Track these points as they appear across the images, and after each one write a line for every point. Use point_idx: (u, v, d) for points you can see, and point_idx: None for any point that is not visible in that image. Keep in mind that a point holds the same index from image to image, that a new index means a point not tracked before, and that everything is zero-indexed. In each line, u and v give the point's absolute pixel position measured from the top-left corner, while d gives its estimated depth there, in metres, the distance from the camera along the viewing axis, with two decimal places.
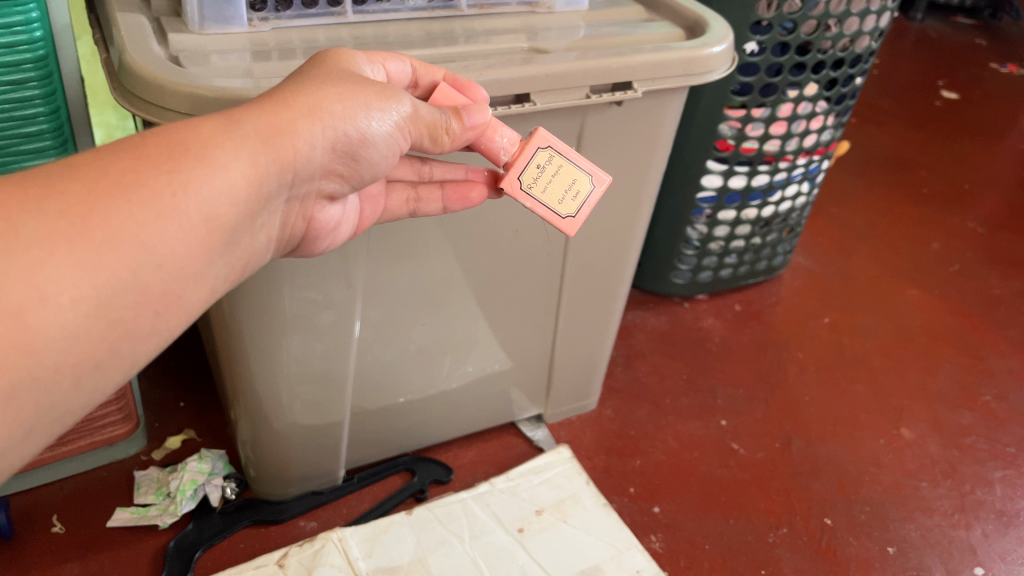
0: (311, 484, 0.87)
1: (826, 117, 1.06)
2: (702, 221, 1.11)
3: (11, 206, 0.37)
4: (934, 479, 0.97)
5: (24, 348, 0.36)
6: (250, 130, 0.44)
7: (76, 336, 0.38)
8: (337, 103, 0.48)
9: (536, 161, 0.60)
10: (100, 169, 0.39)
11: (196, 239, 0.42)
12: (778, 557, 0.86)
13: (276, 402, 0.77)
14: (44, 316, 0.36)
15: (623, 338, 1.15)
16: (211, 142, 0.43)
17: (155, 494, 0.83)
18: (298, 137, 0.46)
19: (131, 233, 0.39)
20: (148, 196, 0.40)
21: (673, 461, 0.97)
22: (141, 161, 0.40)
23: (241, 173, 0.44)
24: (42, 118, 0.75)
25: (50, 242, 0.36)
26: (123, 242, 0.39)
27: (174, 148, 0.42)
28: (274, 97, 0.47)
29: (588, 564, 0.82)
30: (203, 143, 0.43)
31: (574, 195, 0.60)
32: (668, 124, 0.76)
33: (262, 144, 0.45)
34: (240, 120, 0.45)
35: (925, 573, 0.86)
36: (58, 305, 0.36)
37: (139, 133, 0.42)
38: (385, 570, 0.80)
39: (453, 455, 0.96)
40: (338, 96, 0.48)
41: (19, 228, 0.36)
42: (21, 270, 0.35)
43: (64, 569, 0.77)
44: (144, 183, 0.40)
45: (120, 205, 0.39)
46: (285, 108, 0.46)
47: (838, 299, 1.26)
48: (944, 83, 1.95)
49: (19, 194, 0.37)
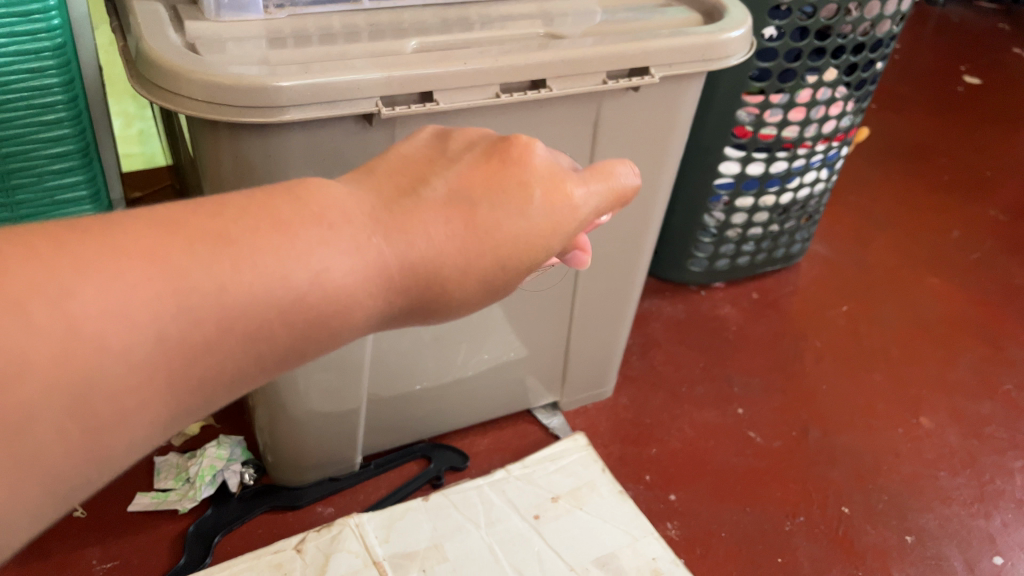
0: (328, 470, 0.88)
1: (845, 103, 1.05)
2: (719, 208, 1.11)
3: (123, 263, 0.31)
4: (953, 469, 0.96)
5: (78, 426, 0.31)
6: (418, 279, 0.40)
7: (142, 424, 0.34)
8: (526, 264, 0.43)
9: None
10: (230, 240, 0.34)
11: (289, 342, 0.36)
12: (794, 546, 0.86)
13: (293, 388, 0.78)
14: (105, 400, 0.32)
15: (639, 326, 1.15)
16: (359, 257, 0.38)
17: (175, 479, 0.84)
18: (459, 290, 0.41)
19: (229, 328, 0.34)
20: (265, 294, 0.34)
21: (689, 450, 0.96)
22: (275, 243, 0.35)
23: (362, 305, 0.38)
24: (61, 106, 0.78)
25: (144, 323, 0.31)
26: (217, 336, 0.33)
27: (314, 237, 0.36)
28: (467, 239, 0.40)
29: (605, 552, 0.82)
30: (354, 258, 0.37)
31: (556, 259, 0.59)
32: (685, 109, 0.75)
33: (418, 293, 0.40)
34: (413, 267, 0.39)
35: (944, 562, 0.85)
36: (123, 392, 0.32)
37: (294, 203, 0.36)
38: (401, 556, 0.80)
39: (469, 442, 0.97)
40: (531, 255, 0.42)
41: (121, 296, 0.31)
42: (102, 344, 0.31)
43: (86, 553, 0.78)
44: (271, 280, 0.35)
45: (229, 298, 0.33)
46: (471, 263, 0.41)
47: (856, 288, 1.25)
48: (966, 69, 1.93)
49: (138, 250, 0.32)
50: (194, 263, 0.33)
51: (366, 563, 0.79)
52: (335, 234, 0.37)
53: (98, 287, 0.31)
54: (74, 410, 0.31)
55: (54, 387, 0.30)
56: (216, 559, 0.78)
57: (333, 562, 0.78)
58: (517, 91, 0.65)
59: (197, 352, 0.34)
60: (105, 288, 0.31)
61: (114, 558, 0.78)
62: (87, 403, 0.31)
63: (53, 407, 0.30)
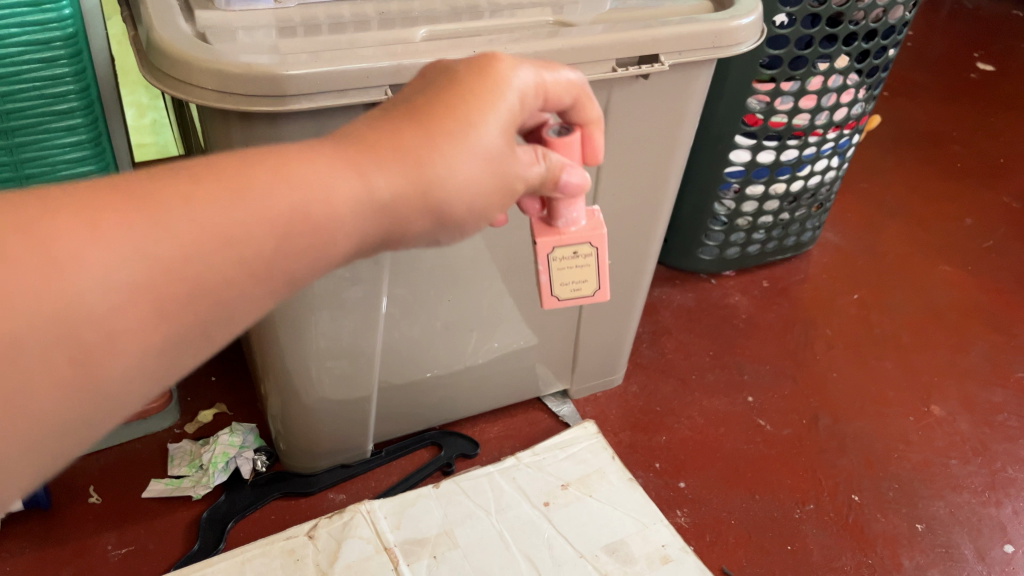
0: (339, 457, 0.88)
1: (857, 90, 1.04)
2: (729, 196, 1.10)
3: (89, 215, 0.34)
4: (964, 457, 0.96)
5: (69, 365, 0.34)
6: (363, 189, 0.42)
7: (125, 373, 0.36)
8: (461, 181, 0.45)
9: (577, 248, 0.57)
10: (188, 188, 0.37)
11: (253, 279, 0.39)
12: (804, 533, 0.86)
13: (305, 376, 0.78)
14: (93, 339, 0.34)
15: (650, 314, 1.15)
16: (327, 204, 0.41)
17: (189, 466, 0.85)
18: (419, 217, 0.45)
19: (202, 285, 0.37)
20: (225, 237, 0.37)
21: (699, 438, 0.97)
22: (232, 188, 0.38)
23: (344, 245, 0.43)
24: (72, 95, 0.79)
25: (117, 266, 0.34)
26: (188, 275, 0.36)
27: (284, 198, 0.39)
28: (398, 157, 0.43)
29: (614, 538, 0.83)
30: (321, 206, 0.40)
31: (575, 290, 0.59)
32: (695, 97, 0.75)
33: (376, 217, 0.43)
34: (372, 185, 0.42)
35: (954, 550, 0.85)
36: (109, 330, 0.35)
37: (241, 154, 0.40)
38: (412, 542, 0.81)
39: (480, 430, 0.97)
40: (466, 175, 0.45)
41: (91, 243, 0.34)
42: (81, 288, 0.33)
43: (102, 538, 0.79)
44: (246, 241, 0.38)
45: (196, 239, 0.36)
46: (407, 173, 0.43)
47: (867, 276, 1.25)
48: (980, 55, 1.91)
49: (100, 205, 0.35)
50: (171, 219, 0.36)
51: (377, 549, 0.79)
52: (305, 186, 0.40)
53: (80, 241, 0.34)
54: (62, 355, 0.34)
55: (43, 332, 0.33)
56: (230, 545, 0.79)
57: (345, 548, 0.79)
58: None
59: (175, 296, 0.36)
60: (87, 242, 0.34)
61: (129, 544, 0.79)
62: (74, 351, 0.34)
63: (38, 352, 0.33)
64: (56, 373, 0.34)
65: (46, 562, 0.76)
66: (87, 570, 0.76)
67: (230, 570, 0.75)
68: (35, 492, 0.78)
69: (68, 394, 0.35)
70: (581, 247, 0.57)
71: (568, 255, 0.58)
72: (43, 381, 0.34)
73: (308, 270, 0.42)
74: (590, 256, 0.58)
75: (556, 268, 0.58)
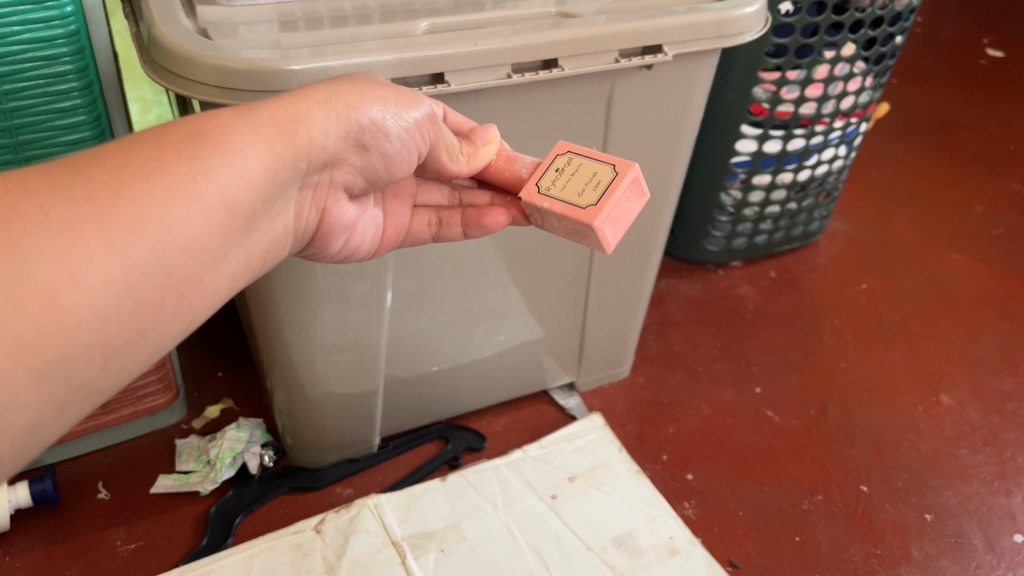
0: (347, 451, 0.89)
1: (864, 78, 1.03)
2: (736, 186, 1.09)
3: (40, 193, 0.36)
4: (973, 446, 0.95)
5: (58, 329, 0.36)
6: (266, 116, 0.45)
7: (99, 314, 0.37)
8: (354, 96, 0.49)
9: (555, 166, 0.58)
10: (125, 156, 0.39)
11: (210, 223, 0.41)
12: (812, 524, 0.86)
13: (310, 371, 0.78)
14: (76, 298, 0.36)
15: (657, 306, 1.15)
16: (229, 129, 0.43)
17: (196, 461, 0.85)
18: (316, 128, 0.47)
19: (144, 215, 0.38)
20: (170, 189, 0.39)
21: (706, 429, 0.96)
22: (164, 148, 0.41)
23: (259, 161, 0.44)
24: (76, 92, 0.75)
25: (80, 227, 0.36)
26: (150, 224, 0.38)
27: (190, 134, 0.42)
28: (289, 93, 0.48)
29: (621, 531, 0.83)
30: (222, 130, 0.43)
31: (596, 185, 0.56)
32: (699, 86, 0.74)
33: (278, 132, 0.45)
34: (257, 108, 0.45)
35: (964, 540, 0.85)
36: (89, 287, 0.36)
37: (161, 124, 0.42)
38: (420, 536, 0.81)
39: (487, 423, 0.97)
40: (355, 91, 0.50)
41: (48, 213, 0.36)
42: (52, 252, 0.35)
43: (111, 533, 0.79)
44: (166, 169, 0.40)
45: (146, 189, 0.39)
46: (300, 98, 0.47)
47: (876, 265, 1.24)
48: (989, 41, 1.89)
49: (49, 183, 0.37)
50: (89, 168, 0.38)
51: (385, 543, 0.79)
52: (198, 122, 0.43)
53: (12, 195, 0.36)
54: (33, 291, 0.35)
55: (31, 299, 0.35)
56: (238, 539, 0.80)
57: (352, 542, 0.79)
58: (530, 70, 0.65)
59: (149, 254, 0.38)
60: (17, 195, 0.36)
61: (137, 538, 0.79)
62: (43, 289, 0.35)
63: (7, 293, 0.34)
64: (32, 313, 0.35)
65: (56, 557, 0.77)
66: (97, 565, 0.76)
67: (239, 564, 0.76)
68: (44, 488, 0.78)
69: (50, 338, 0.35)
70: (553, 163, 0.59)
71: (554, 177, 0.58)
72: (23, 325, 0.34)
73: (235, 187, 0.43)
74: (572, 161, 0.58)
75: (557, 190, 0.56)
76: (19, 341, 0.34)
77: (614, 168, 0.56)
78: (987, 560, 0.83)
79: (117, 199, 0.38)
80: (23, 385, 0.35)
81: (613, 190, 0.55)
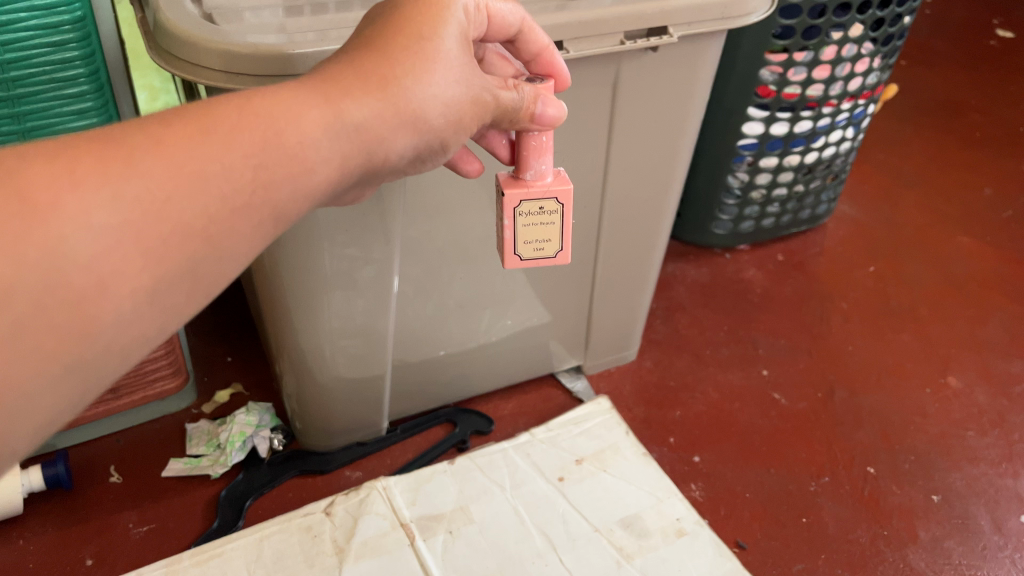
0: (355, 435, 0.89)
1: (872, 59, 1.03)
2: (742, 169, 1.09)
3: (91, 185, 0.35)
4: (981, 429, 0.95)
5: (81, 334, 0.35)
6: (351, 130, 0.44)
7: (124, 321, 0.37)
8: (437, 113, 0.48)
9: (542, 203, 0.59)
10: (185, 150, 0.37)
11: (251, 233, 0.41)
12: (819, 506, 0.86)
13: (319, 355, 0.79)
14: (103, 307, 0.35)
15: (663, 290, 1.15)
16: (306, 136, 0.42)
17: (207, 446, 0.86)
18: (394, 147, 0.46)
19: (190, 224, 0.37)
20: (222, 199, 0.38)
21: (713, 412, 0.96)
22: (229, 149, 0.39)
23: (326, 175, 0.43)
24: (83, 79, 0.75)
25: (124, 235, 0.35)
26: (193, 236, 0.38)
27: (256, 133, 0.40)
28: (379, 75, 0.45)
29: (629, 513, 0.83)
30: (298, 138, 0.41)
31: (536, 248, 0.61)
32: (705, 68, 0.74)
33: (356, 149, 0.44)
34: (346, 112, 0.43)
35: (971, 521, 0.85)
36: (117, 297, 0.36)
37: (230, 107, 0.40)
38: (429, 518, 0.81)
39: (494, 407, 0.97)
40: (441, 106, 0.48)
41: (93, 213, 0.34)
42: (88, 261, 0.34)
43: (123, 516, 0.80)
44: (225, 176, 0.38)
45: (199, 199, 0.37)
46: (388, 105, 0.45)
47: (884, 248, 1.23)
48: (999, 21, 1.87)
49: (101, 173, 0.35)
50: (146, 162, 0.36)
51: (393, 525, 0.80)
52: (279, 120, 0.41)
53: (58, 186, 0.34)
54: (60, 300, 0.34)
55: (53, 303, 0.34)
56: (248, 522, 0.80)
57: (361, 525, 0.80)
58: None
59: (184, 265, 0.38)
60: (63, 188, 0.34)
61: (150, 521, 0.80)
62: (72, 296, 0.34)
63: (33, 299, 0.33)
64: (56, 322, 0.34)
65: (69, 540, 0.77)
66: (110, 547, 0.77)
67: (249, 546, 0.77)
68: (57, 472, 0.79)
69: (68, 343, 0.35)
70: (543, 203, 0.59)
71: (532, 209, 0.60)
72: (45, 330, 0.34)
73: (289, 198, 0.42)
74: (554, 214, 0.60)
75: (522, 221, 0.60)
76: (37, 347, 0.34)
77: (558, 251, 0.62)
78: (993, 541, 0.83)
79: (166, 207, 0.36)
80: (37, 389, 0.35)
81: (536, 260, 0.62)
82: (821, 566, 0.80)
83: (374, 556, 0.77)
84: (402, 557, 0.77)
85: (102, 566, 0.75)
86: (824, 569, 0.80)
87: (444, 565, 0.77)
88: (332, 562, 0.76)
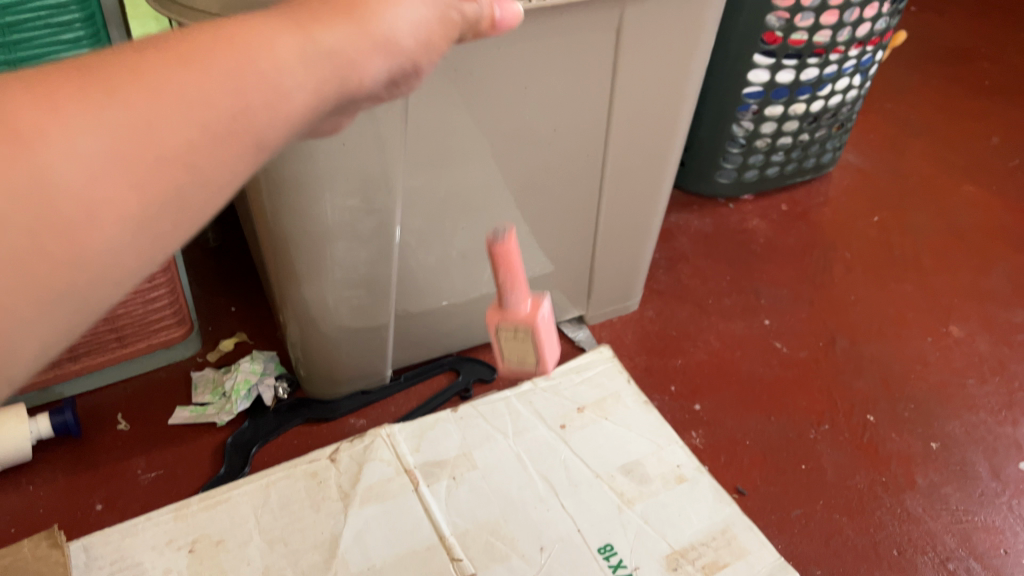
0: (359, 384, 0.90)
1: (881, 4, 1.01)
2: (747, 117, 1.08)
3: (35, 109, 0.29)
4: (981, 377, 0.96)
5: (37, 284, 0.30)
6: (329, 49, 0.38)
7: (97, 266, 0.32)
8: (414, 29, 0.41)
9: (507, 330, 0.59)
10: (148, 70, 0.32)
11: (233, 165, 0.35)
12: (818, 453, 0.87)
13: (323, 305, 0.79)
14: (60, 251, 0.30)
15: (666, 240, 1.14)
16: (280, 54, 0.36)
17: (212, 394, 0.87)
18: (371, 71, 0.40)
19: (161, 155, 0.32)
20: (198, 126, 0.33)
21: (715, 361, 0.97)
22: (197, 65, 0.33)
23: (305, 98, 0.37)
24: (74, 6, 0.70)
25: (77, 165, 0.30)
26: (165, 168, 0.32)
27: (238, 47, 0.34)
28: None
29: (629, 459, 0.84)
30: (271, 56, 0.35)
31: (518, 359, 0.62)
32: (710, 14, 0.73)
33: (334, 72, 0.38)
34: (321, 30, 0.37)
35: (969, 468, 0.86)
36: (77, 238, 0.30)
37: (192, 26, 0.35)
38: (432, 464, 0.83)
39: (497, 357, 0.98)
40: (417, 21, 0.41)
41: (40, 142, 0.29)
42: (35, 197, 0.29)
43: (132, 463, 0.81)
44: (200, 96, 0.33)
45: (170, 125, 0.32)
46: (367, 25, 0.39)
47: (888, 197, 1.23)
48: None
49: (49, 96, 0.30)
50: (106, 85, 0.31)
51: (398, 471, 0.81)
52: (248, 38, 0.35)
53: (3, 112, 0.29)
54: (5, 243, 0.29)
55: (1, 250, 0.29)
56: (255, 469, 0.82)
57: (366, 470, 0.81)
58: None
59: (157, 202, 0.32)
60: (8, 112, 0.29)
61: (158, 467, 0.81)
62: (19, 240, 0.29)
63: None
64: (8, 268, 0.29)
65: (79, 485, 0.78)
66: (120, 492, 0.78)
67: (256, 492, 0.78)
68: (65, 420, 0.80)
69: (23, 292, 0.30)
70: (508, 328, 0.59)
71: (506, 332, 0.60)
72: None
73: (271, 124, 0.36)
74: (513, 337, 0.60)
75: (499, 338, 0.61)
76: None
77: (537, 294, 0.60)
78: (991, 487, 0.84)
79: (147, 128, 0.31)
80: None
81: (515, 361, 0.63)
82: (819, 511, 0.82)
83: (379, 502, 0.78)
84: (406, 503, 0.79)
85: (112, 511, 0.77)
86: (822, 514, 0.81)
87: (448, 510, 0.79)
88: (337, 507, 0.78)
